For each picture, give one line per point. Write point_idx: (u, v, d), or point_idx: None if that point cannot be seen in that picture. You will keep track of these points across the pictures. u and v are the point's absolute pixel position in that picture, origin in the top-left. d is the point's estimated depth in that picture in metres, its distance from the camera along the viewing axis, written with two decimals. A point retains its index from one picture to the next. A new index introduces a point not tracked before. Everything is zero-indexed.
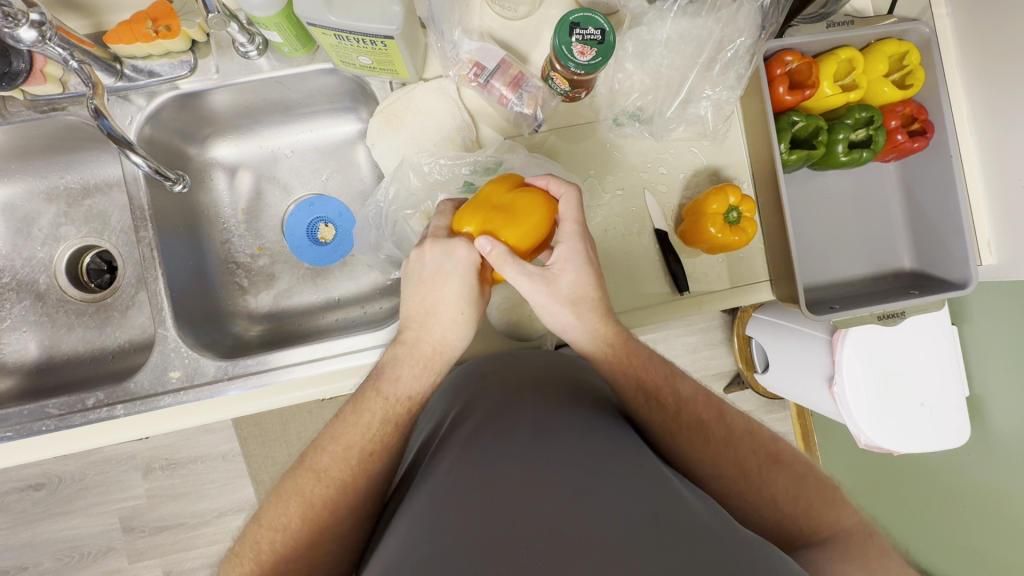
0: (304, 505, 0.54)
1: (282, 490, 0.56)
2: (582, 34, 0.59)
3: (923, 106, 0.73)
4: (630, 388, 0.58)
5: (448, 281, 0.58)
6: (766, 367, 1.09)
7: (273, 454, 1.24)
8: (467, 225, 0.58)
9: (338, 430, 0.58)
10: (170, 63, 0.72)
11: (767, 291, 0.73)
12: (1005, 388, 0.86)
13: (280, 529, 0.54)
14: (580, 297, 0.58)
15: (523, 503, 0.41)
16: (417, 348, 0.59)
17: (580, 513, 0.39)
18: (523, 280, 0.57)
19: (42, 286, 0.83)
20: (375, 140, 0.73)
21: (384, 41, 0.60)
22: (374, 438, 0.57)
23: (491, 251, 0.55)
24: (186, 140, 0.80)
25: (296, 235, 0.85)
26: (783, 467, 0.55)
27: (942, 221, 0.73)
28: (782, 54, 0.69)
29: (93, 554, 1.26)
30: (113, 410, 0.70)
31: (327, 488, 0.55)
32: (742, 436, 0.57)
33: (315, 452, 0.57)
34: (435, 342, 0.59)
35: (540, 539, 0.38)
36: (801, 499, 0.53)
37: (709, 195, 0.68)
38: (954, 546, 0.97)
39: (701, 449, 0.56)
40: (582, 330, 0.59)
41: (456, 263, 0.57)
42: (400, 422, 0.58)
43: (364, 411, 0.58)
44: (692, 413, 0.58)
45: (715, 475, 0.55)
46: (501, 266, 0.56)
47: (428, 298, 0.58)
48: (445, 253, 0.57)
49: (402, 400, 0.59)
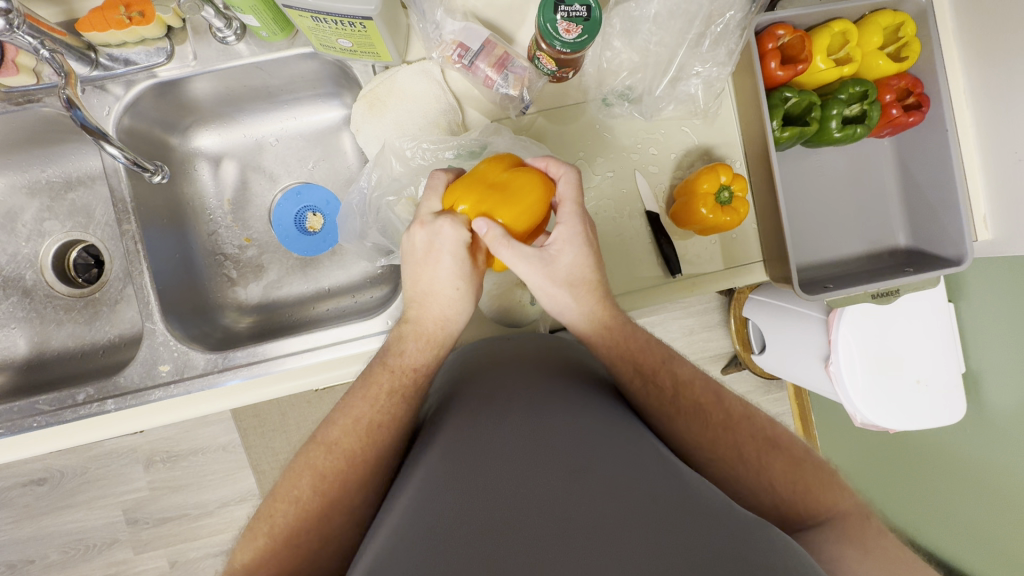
0: (315, 476, 0.54)
1: (295, 464, 0.56)
2: (567, 11, 0.57)
3: (919, 79, 0.71)
4: (628, 372, 0.58)
5: (438, 262, 0.57)
6: (763, 349, 1.08)
7: (273, 445, 1.24)
8: (462, 202, 0.57)
9: (347, 405, 0.58)
10: (146, 50, 0.70)
11: (760, 272, 0.72)
12: (1002, 365, 0.86)
13: (293, 501, 0.53)
14: (578, 279, 0.57)
15: (520, 483, 0.40)
16: (419, 324, 0.60)
17: (576, 490, 0.39)
18: (520, 262, 0.55)
19: (28, 283, 0.83)
20: (360, 126, 0.71)
21: (363, 22, 0.58)
22: (381, 411, 0.56)
23: (487, 233, 0.54)
24: (167, 131, 0.79)
25: (283, 225, 0.83)
26: (780, 452, 0.55)
27: (938, 198, 0.72)
28: (774, 29, 0.67)
29: (99, 546, 1.28)
30: (104, 404, 0.70)
31: (338, 460, 0.55)
32: (740, 421, 0.57)
33: (327, 427, 0.57)
34: (436, 319, 0.59)
35: (537, 520, 0.37)
36: (798, 483, 0.53)
37: (700, 175, 0.67)
38: (955, 524, 0.97)
39: (700, 433, 0.55)
40: (579, 313, 0.59)
41: (443, 241, 0.56)
42: (406, 394, 0.57)
43: (372, 385, 0.58)
44: (691, 397, 0.58)
45: (714, 460, 0.54)
46: (496, 249, 0.55)
47: (425, 280, 0.58)
48: (433, 234, 0.56)
49: (408, 373, 0.58)
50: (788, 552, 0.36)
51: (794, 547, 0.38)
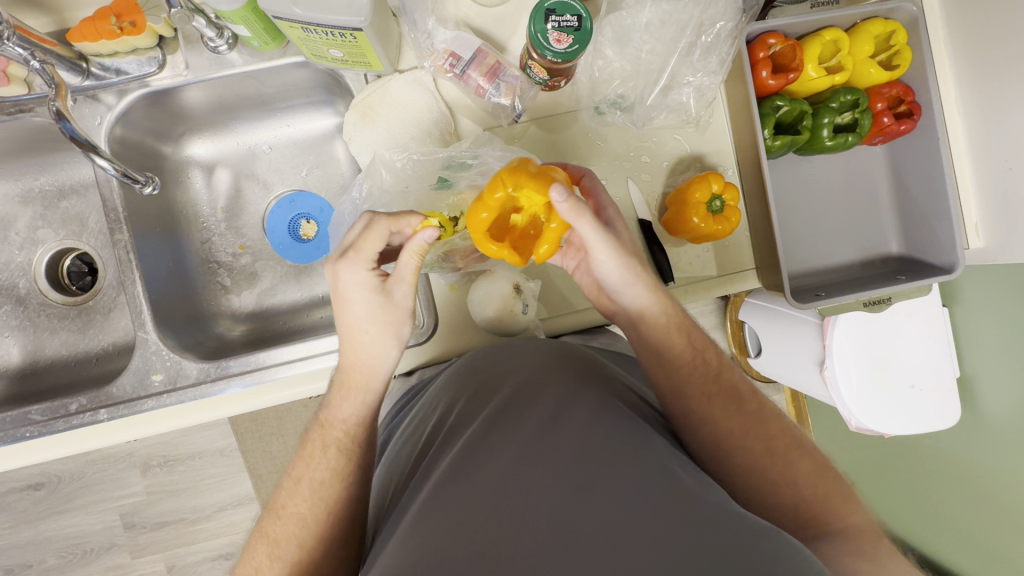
0: (270, 545, 0.55)
1: (256, 534, 0.57)
2: (558, 21, 0.57)
3: (910, 87, 0.72)
4: (683, 346, 0.58)
5: (347, 304, 0.55)
6: (759, 353, 1.09)
7: (270, 448, 1.24)
8: (524, 183, 0.53)
9: (292, 470, 0.58)
10: (138, 60, 0.70)
11: (753, 279, 0.72)
12: (995, 370, 0.86)
13: (255, 570, 0.54)
14: (636, 252, 0.58)
15: (528, 500, 0.41)
16: (342, 371, 0.58)
17: (584, 505, 0.39)
18: (599, 231, 0.53)
19: (22, 291, 0.83)
20: (352, 135, 0.71)
21: (353, 33, 0.58)
22: (320, 469, 0.56)
23: (568, 200, 0.50)
24: (160, 140, 0.79)
25: (277, 234, 0.83)
26: (806, 454, 0.55)
27: (929, 206, 0.72)
28: (765, 37, 0.66)
29: (96, 550, 1.28)
30: (97, 414, 0.70)
31: (289, 524, 0.55)
32: (771, 416, 0.58)
33: (275, 494, 0.58)
34: (354, 362, 0.57)
35: (547, 536, 0.38)
36: (820, 485, 0.53)
37: (692, 183, 0.66)
38: (953, 530, 0.97)
39: (735, 419, 0.56)
40: (645, 286, 0.58)
41: (348, 284, 0.54)
42: (340, 448, 0.57)
43: (309, 447, 0.58)
44: (731, 381, 0.59)
45: (741, 450, 0.55)
46: (578, 217, 0.51)
47: (338, 320, 0.56)
48: (337, 278, 0.55)
49: (338, 428, 0.57)
50: (794, 559, 0.36)
51: (803, 553, 0.38)
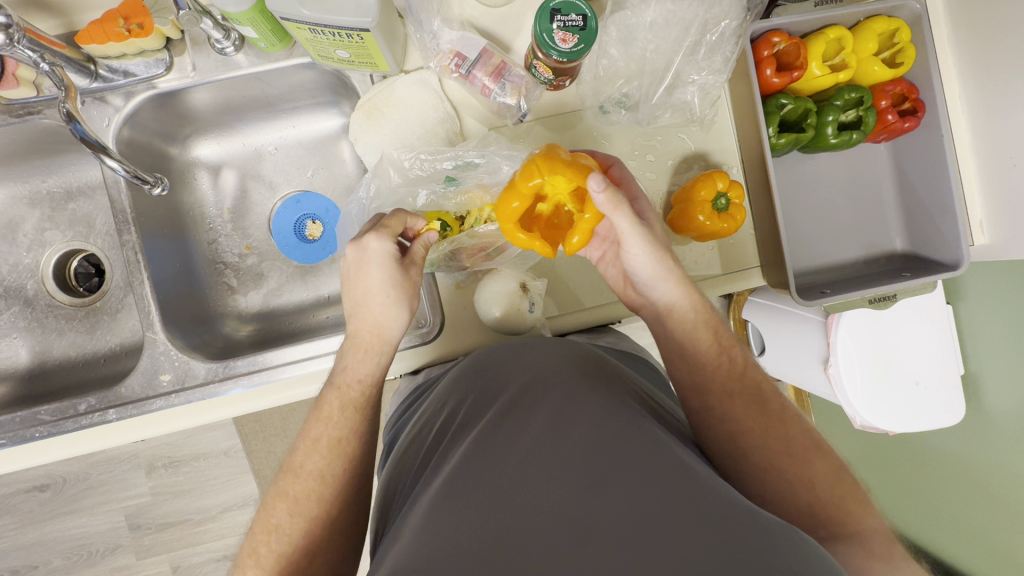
0: (289, 503, 0.54)
1: (268, 497, 0.55)
2: (563, 21, 0.58)
3: (914, 85, 0.72)
4: (707, 342, 0.62)
5: (369, 274, 0.58)
6: (763, 351, 1.09)
7: (275, 449, 1.25)
8: (561, 172, 0.54)
9: (305, 431, 0.58)
10: (145, 62, 0.70)
11: (758, 278, 0.72)
12: (1000, 367, 0.86)
13: (272, 530, 0.53)
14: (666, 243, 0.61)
15: (539, 496, 0.41)
16: (358, 336, 0.60)
17: (594, 502, 0.39)
18: (635, 223, 0.56)
19: (29, 292, 0.83)
20: (358, 136, 0.71)
21: (360, 34, 0.58)
22: (338, 426, 0.57)
23: (607, 189, 0.52)
24: (167, 141, 0.79)
25: (284, 234, 0.82)
26: (825, 455, 0.55)
27: (935, 203, 0.72)
28: (769, 36, 0.67)
29: (101, 551, 1.28)
30: (105, 414, 0.70)
31: (308, 482, 0.54)
32: (793, 417, 0.58)
33: (291, 453, 0.57)
34: (371, 328, 0.60)
35: (557, 532, 0.38)
36: (839, 489, 0.53)
37: (697, 182, 0.66)
38: (958, 527, 0.97)
39: (757, 418, 0.57)
40: (676, 278, 0.61)
41: (371, 254, 0.58)
42: (357, 406, 0.58)
43: (324, 407, 0.59)
44: (755, 380, 0.61)
45: (761, 449, 0.55)
46: (617, 207, 0.54)
47: (358, 290, 0.59)
48: (361, 250, 0.58)
49: (353, 386, 0.59)
50: (802, 557, 0.36)
51: (814, 551, 0.37)
